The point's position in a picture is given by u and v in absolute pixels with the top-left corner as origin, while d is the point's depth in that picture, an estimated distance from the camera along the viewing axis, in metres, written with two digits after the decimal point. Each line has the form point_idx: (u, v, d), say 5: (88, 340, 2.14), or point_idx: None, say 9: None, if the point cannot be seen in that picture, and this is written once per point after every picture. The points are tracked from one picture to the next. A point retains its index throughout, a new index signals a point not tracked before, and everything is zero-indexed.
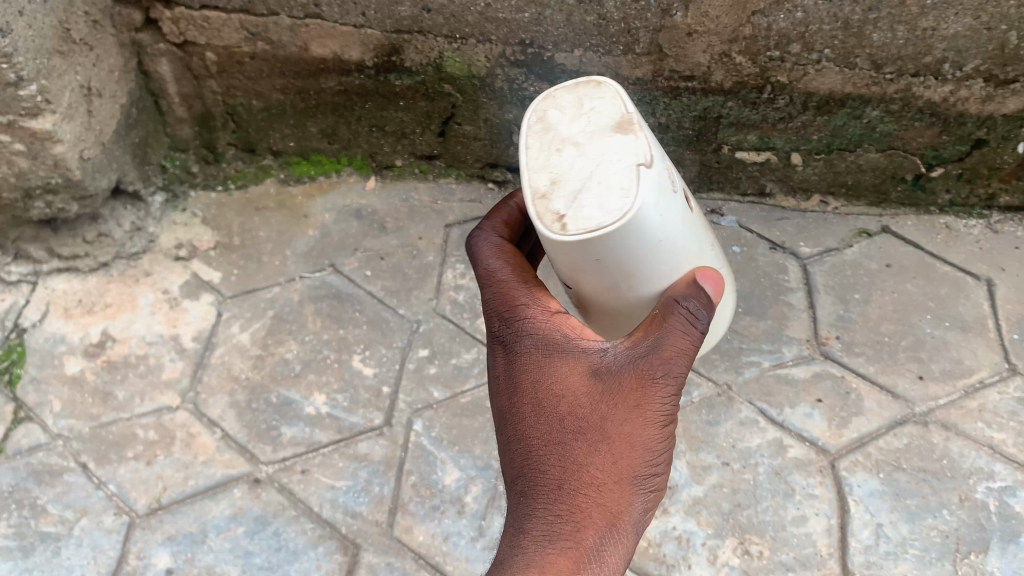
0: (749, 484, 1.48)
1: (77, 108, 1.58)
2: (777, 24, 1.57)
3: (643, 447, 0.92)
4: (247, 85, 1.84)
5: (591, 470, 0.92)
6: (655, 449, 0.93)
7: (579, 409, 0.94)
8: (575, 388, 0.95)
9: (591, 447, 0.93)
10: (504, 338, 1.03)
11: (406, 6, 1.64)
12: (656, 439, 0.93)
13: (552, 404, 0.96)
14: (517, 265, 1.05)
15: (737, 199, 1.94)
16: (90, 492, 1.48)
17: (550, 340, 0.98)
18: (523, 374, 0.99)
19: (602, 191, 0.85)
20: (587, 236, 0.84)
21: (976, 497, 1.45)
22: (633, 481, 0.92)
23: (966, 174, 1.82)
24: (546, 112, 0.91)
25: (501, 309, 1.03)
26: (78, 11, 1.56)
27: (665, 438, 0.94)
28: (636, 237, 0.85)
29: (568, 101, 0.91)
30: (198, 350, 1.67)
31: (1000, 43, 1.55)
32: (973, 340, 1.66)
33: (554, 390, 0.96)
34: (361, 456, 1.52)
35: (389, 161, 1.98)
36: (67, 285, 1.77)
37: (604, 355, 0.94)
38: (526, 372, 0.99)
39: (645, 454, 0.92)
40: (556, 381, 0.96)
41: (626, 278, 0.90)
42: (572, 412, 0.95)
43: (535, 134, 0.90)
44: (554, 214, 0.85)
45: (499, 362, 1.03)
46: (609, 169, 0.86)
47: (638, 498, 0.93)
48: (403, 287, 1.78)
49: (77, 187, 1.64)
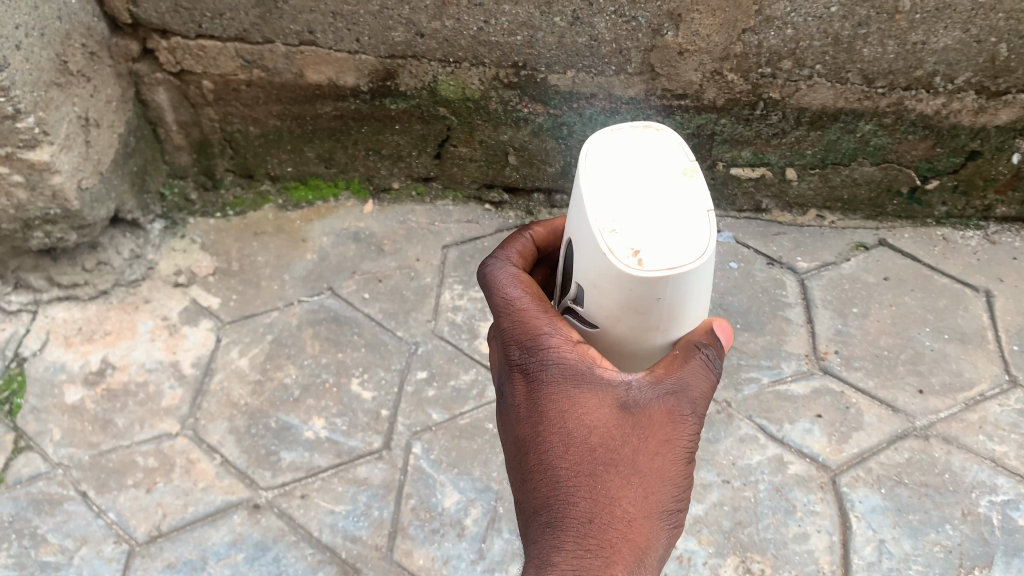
0: (750, 501, 1.47)
1: (75, 139, 1.60)
2: (768, 42, 1.58)
3: (671, 484, 0.88)
4: (244, 112, 1.86)
5: (623, 504, 0.86)
6: (680, 485, 0.89)
7: (610, 438, 0.88)
8: (606, 416, 0.88)
9: (622, 480, 0.86)
10: (524, 365, 0.94)
11: (400, 31, 1.65)
12: (682, 476, 0.89)
13: (580, 433, 0.88)
14: (536, 290, 0.98)
15: (733, 215, 1.94)
16: (90, 520, 1.47)
17: (576, 367, 0.90)
18: (548, 404, 0.91)
19: (676, 226, 0.81)
20: (665, 272, 0.80)
21: (979, 511, 1.44)
22: (661, 517, 0.87)
23: (961, 186, 1.82)
24: (604, 145, 0.86)
25: (521, 336, 0.94)
26: (75, 43, 1.58)
27: (688, 475, 0.90)
28: (704, 277, 0.82)
29: (627, 135, 0.87)
30: (198, 376, 1.67)
31: (990, 56, 1.57)
32: (973, 352, 1.66)
33: (582, 418, 0.89)
34: (360, 479, 1.52)
35: (387, 184, 2.00)
36: (67, 313, 1.78)
37: (635, 386, 0.89)
38: (552, 401, 0.91)
39: (672, 491, 0.88)
40: (584, 410, 0.89)
41: (672, 320, 0.87)
42: (602, 443, 0.88)
43: (591, 167, 0.85)
44: (628, 250, 0.80)
45: (518, 390, 0.95)
46: (682, 205, 0.82)
47: (664, 536, 0.88)
48: (401, 308, 1.79)
49: (76, 217, 1.66)
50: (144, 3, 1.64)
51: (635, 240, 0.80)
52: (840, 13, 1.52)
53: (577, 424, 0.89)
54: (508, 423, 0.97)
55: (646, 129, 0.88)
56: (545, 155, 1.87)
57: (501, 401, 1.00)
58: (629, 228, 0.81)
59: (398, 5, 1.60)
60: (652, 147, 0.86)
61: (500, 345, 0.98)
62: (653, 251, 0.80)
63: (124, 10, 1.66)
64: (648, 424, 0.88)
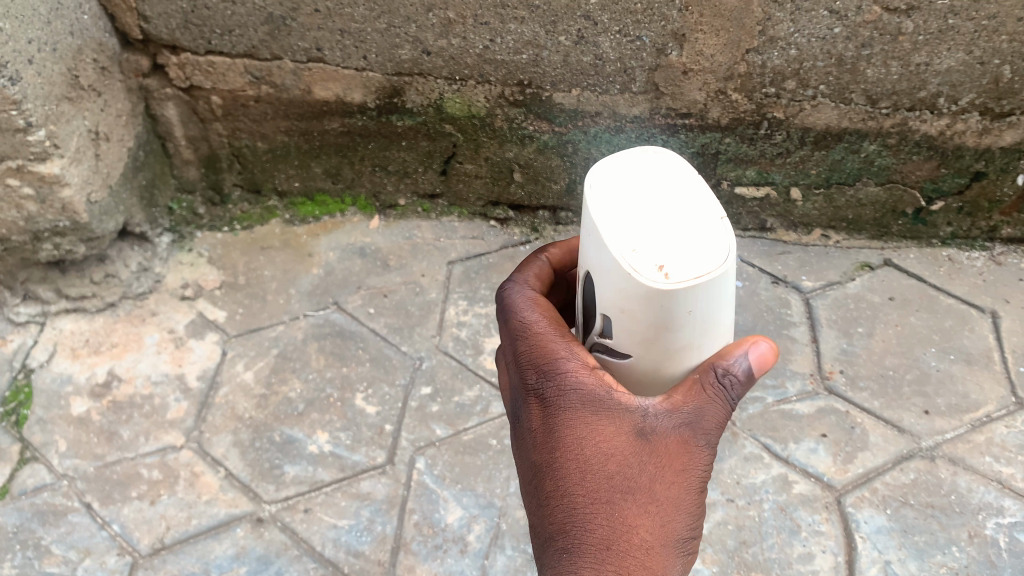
0: (754, 521, 1.46)
1: (85, 152, 1.62)
2: (771, 62, 1.59)
3: (687, 511, 0.88)
4: (252, 127, 1.88)
5: (638, 530, 0.86)
6: (693, 511, 0.89)
7: (626, 466, 0.87)
8: (622, 444, 0.88)
9: (638, 508, 0.87)
10: (541, 390, 0.93)
11: (407, 49, 1.67)
12: (698, 503, 0.89)
13: (597, 461, 0.88)
14: (554, 312, 0.98)
15: (738, 234, 1.94)
16: (94, 532, 1.47)
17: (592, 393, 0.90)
18: (565, 429, 0.91)
19: (696, 237, 0.80)
20: (694, 282, 0.79)
21: (986, 533, 1.42)
22: (676, 544, 0.87)
23: (966, 207, 1.82)
24: (605, 174, 0.86)
25: (539, 360, 0.94)
26: (87, 58, 1.61)
27: (702, 501, 0.90)
28: (730, 282, 0.82)
29: (626, 162, 0.87)
30: (202, 390, 1.68)
31: (994, 77, 1.57)
32: (979, 372, 1.65)
33: (598, 445, 0.89)
34: (363, 494, 1.52)
35: (392, 201, 2.02)
36: (74, 325, 1.79)
37: (653, 414, 0.88)
38: (569, 427, 0.90)
39: (685, 517, 0.88)
40: (600, 437, 0.89)
41: (704, 335, 0.86)
42: (619, 470, 0.87)
43: (599, 195, 0.84)
44: (653, 268, 0.79)
45: (535, 415, 0.94)
46: (695, 215, 0.82)
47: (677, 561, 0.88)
48: (406, 324, 1.80)
49: (85, 229, 1.67)
50: (156, 19, 1.67)
51: (658, 254, 0.80)
52: (844, 34, 1.53)
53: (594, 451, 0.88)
54: (524, 445, 0.97)
55: (644, 153, 0.88)
56: (550, 173, 1.88)
57: (515, 420, 0.99)
58: (652, 243, 0.80)
59: (405, 23, 1.62)
60: (655, 167, 0.86)
61: (516, 366, 0.97)
62: (678, 263, 0.79)
63: (135, 26, 1.68)
64: (664, 453, 0.87)
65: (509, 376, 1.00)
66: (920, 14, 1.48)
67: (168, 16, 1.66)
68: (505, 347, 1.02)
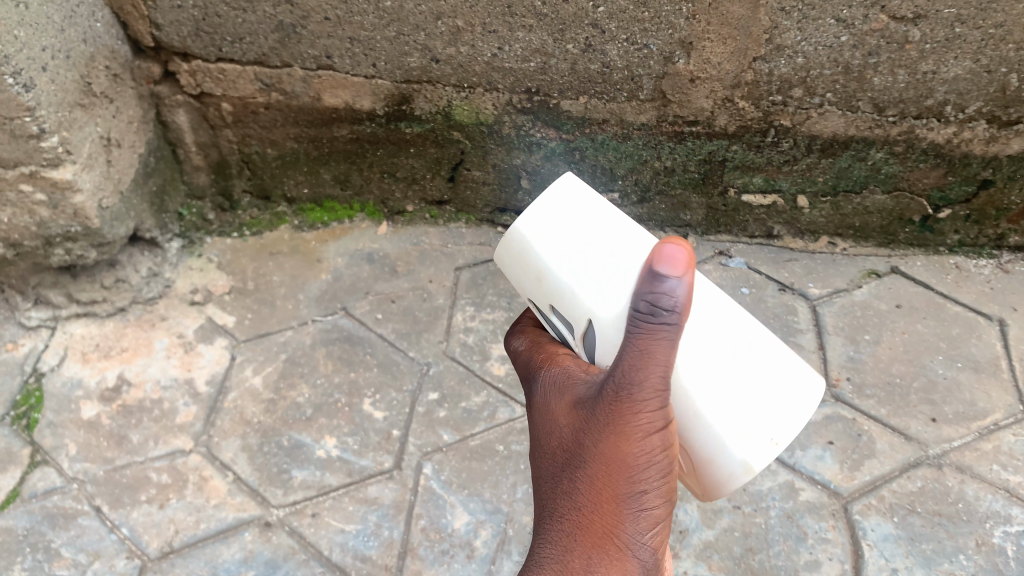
0: (761, 528, 1.46)
1: (97, 158, 1.63)
2: (778, 70, 1.60)
3: (624, 467, 0.84)
4: (262, 134, 1.89)
5: (576, 493, 0.87)
6: (642, 466, 0.84)
7: (565, 437, 0.91)
8: (561, 413, 0.92)
9: (574, 471, 0.88)
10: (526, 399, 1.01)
11: (416, 57, 1.68)
12: (637, 458, 0.83)
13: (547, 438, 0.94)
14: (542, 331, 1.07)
15: (744, 241, 1.95)
16: (103, 535, 1.48)
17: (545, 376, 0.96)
18: (533, 425, 0.97)
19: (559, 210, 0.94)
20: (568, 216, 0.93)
21: (993, 542, 1.42)
22: (620, 502, 0.85)
23: (973, 215, 1.82)
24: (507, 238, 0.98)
25: (523, 376, 1.02)
26: (99, 65, 1.62)
27: (656, 455, 0.83)
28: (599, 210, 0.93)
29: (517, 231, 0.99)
30: (211, 394, 1.69)
31: (1001, 86, 1.57)
32: (986, 380, 1.65)
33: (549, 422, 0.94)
34: (371, 499, 1.52)
35: (400, 207, 2.03)
36: (85, 330, 1.81)
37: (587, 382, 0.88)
38: (535, 422, 0.97)
39: (631, 472, 0.84)
40: (547, 414, 0.94)
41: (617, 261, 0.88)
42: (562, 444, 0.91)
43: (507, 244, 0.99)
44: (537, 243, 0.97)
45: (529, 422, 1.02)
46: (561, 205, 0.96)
47: (631, 520, 0.86)
48: (414, 329, 1.80)
49: (96, 235, 1.69)
50: (167, 27, 1.68)
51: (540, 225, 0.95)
52: (851, 43, 1.53)
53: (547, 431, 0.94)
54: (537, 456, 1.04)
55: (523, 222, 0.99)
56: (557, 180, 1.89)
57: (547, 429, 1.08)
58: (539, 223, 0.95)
59: (414, 31, 1.63)
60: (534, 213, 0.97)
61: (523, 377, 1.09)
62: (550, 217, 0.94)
63: (147, 34, 1.70)
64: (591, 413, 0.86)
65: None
66: (927, 22, 1.48)
67: (179, 24, 1.67)
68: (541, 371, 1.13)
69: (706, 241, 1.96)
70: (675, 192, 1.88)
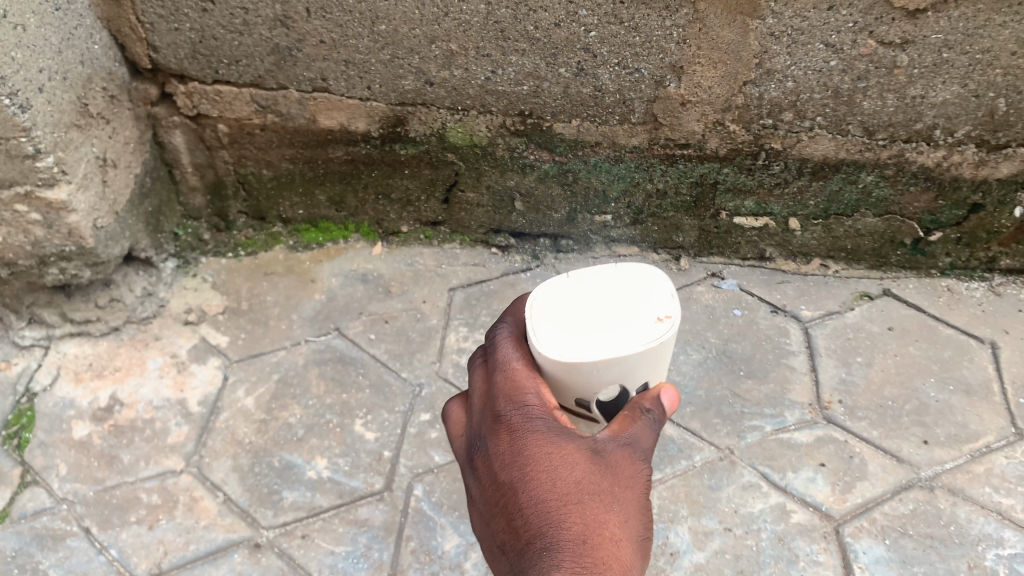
0: (752, 550, 1.43)
1: (93, 178, 1.64)
2: (768, 94, 1.62)
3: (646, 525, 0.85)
4: (258, 155, 1.91)
5: (608, 530, 0.80)
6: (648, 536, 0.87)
7: (598, 486, 0.83)
8: (584, 462, 0.84)
9: (615, 522, 0.81)
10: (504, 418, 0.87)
11: (410, 80, 1.70)
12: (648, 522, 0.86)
13: (502, 468, 0.86)
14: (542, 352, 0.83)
15: (737, 263, 1.97)
16: (92, 556, 1.47)
17: (520, 395, 0.87)
18: (546, 470, 0.83)
19: None
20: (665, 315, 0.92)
21: (986, 564, 1.40)
22: (645, 551, 0.83)
23: (964, 238, 1.84)
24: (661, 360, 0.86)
25: (524, 419, 0.86)
26: (96, 86, 1.64)
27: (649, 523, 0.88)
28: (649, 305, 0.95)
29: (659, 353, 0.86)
30: (204, 414, 1.69)
31: (989, 110, 1.59)
32: (978, 403, 1.64)
33: (555, 460, 0.84)
34: (361, 521, 1.51)
35: (395, 228, 2.05)
36: (78, 349, 1.81)
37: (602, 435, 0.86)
38: (541, 460, 0.84)
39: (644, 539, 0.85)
40: (518, 446, 0.86)
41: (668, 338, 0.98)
42: (592, 490, 0.82)
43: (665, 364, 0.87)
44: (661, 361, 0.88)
45: (534, 479, 0.83)
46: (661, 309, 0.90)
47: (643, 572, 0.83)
48: (406, 349, 1.81)
49: (91, 254, 1.69)
50: (164, 50, 1.70)
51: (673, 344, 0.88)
52: (840, 67, 1.55)
53: (487, 456, 0.89)
54: (526, 511, 0.82)
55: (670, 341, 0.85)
56: (550, 202, 1.91)
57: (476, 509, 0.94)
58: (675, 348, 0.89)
59: (408, 55, 1.65)
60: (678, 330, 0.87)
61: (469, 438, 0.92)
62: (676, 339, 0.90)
63: (145, 56, 1.72)
64: (623, 463, 0.84)
65: (462, 446, 0.96)
66: (914, 47, 1.50)
67: (176, 46, 1.69)
68: (471, 360, 0.97)
69: (698, 263, 1.98)
70: (667, 215, 1.90)
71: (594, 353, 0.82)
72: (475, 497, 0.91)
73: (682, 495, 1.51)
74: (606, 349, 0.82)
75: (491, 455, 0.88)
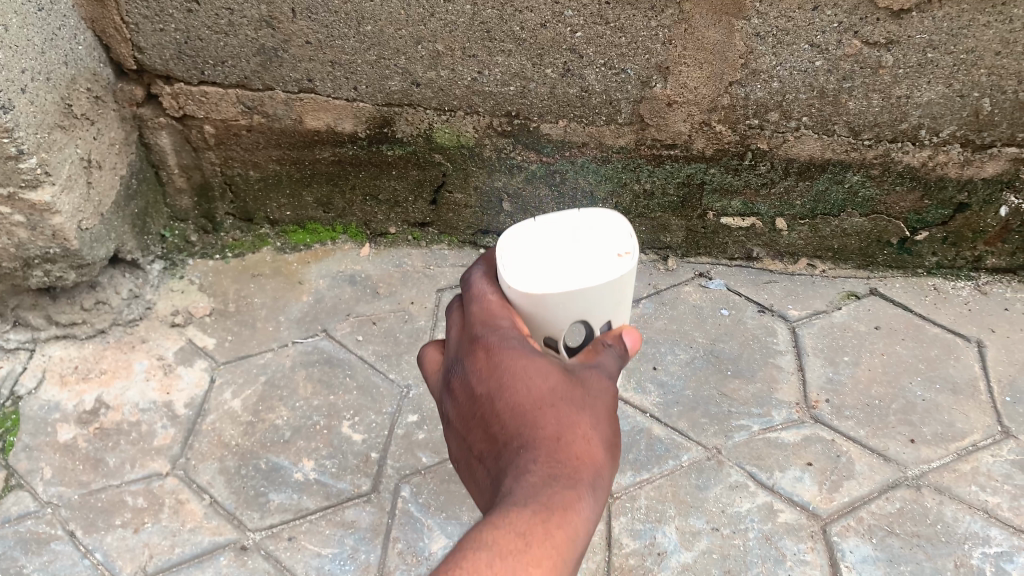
0: (739, 550, 1.43)
1: (77, 180, 1.63)
2: (754, 94, 1.62)
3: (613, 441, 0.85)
4: (245, 156, 1.90)
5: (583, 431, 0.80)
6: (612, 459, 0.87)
7: (571, 395, 0.82)
8: (558, 373, 0.83)
9: (588, 426, 0.80)
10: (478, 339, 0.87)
11: (396, 80, 1.70)
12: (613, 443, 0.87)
13: (476, 381, 0.85)
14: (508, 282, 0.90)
15: (724, 263, 1.98)
16: (76, 560, 1.45)
17: (493, 319, 0.89)
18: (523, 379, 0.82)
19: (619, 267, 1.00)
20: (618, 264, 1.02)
21: (973, 563, 1.39)
22: (617, 461, 0.82)
23: (950, 237, 1.85)
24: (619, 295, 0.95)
25: (496, 338, 0.86)
26: (80, 87, 1.63)
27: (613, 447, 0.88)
28: None
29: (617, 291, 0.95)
30: (190, 417, 1.68)
31: (974, 110, 1.60)
32: (965, 402, 1.65)
33: (530, 369, 0.83)
34: (348, 523, 1.50)
35: (383, 229, 2.05)
36: (64, 352, 1.80)
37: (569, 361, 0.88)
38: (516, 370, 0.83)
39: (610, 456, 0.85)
40: (493, 359, 0.84)
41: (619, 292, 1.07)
42: (567, 396, 0.81)
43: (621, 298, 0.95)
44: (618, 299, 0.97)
45: (508, 387, 0.82)
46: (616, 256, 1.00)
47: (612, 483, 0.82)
48: (394, 351, 1.80)
49: (75, 256, 1.68)
50: (149, 50, 1.69)
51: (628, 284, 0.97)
52: (825, 67, 1.56)
53: (462, 377, 0.87)
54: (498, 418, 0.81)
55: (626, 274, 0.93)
56: (538, 203, 1.91)
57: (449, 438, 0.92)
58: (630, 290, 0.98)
59: (394, 55, 1.65)
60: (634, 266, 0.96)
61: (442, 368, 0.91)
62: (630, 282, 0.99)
63: (130, 57, 1.71)
64: (592, 380, 0.85)
65: (436, 380, 0.95)
66: (899, 48, 1.51)
67: (162, 47, 1.68)
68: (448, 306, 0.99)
69: (686, 263, 1.99)
70: (655, 215, 1.91)
71: (560, 284, 0.89)
72: (449, 422, 0.89)
73: (669, 495, 1.51)
74: (572, 281, 0.90)
75: (465, 373, 0.87)
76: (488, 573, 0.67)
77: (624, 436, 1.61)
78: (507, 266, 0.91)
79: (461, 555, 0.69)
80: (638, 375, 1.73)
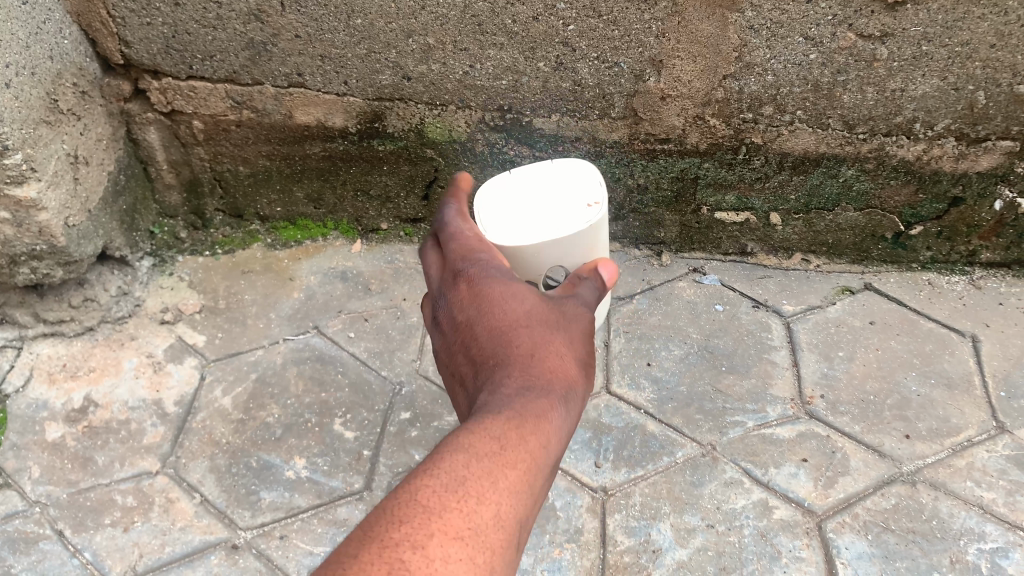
0: (735, 547, 1.42)
1: (64, 176, 1.61)
2: (748, 88, 1.61)
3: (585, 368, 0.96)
4: (234, 152, 1.88)
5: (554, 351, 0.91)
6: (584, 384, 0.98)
7: (545, 320, 0.94)
8: (534, 302, 0.95)
9: (559, 347, 0.92)
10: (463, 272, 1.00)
11: (387, 74, 1.68)
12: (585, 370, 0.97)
13: (459, 309, 0.97)
14: (493, 239, 1.07)
15: (718, 258, 1.97)
16: (65, 560, 1.43)
17: (472, 254, 1.02)
18: (502, 305, 0.94)
19: None
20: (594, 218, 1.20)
21: (968, 559, 1.38)
22: (586, 380, 0.93)
23: (945, 231, 1.84)
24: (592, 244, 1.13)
25: (477, 270, 0.99)
26: (66, 82, 1.61)
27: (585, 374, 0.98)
28: None
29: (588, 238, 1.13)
30: (180, 415, 1.67)
31: (969, 103, 1.59)
32: (960, 397, 1.64)
33: (508, 297, 0.95)
34: (340, 521, 1.48)
35: (375, 225, 2.03)
36: (52, 350, 1.78)
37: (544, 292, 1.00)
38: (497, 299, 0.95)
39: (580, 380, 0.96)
40: (475, 287, 0.97)
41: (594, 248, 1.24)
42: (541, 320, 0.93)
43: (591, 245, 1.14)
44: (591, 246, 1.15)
45: (489, 311, 0.94)
46: None
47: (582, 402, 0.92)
48: (386, 347, 1.79)
49: (62, 253, 1.66)
50: (136, 45, 1.67)
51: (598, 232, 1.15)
52: (819, 60, 1.54)
53: (447, 308, 1.00)
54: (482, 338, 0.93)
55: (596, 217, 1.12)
56: None
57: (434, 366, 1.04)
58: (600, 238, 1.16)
59: (385, 49, 1.63)
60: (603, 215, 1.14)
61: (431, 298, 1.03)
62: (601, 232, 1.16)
63: (117, 51, 1.68)
64: (567, 312, 0.97)
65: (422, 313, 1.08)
66: (894, 40, 1.49)
67: (149, 41, 1.66)
68: (423, 249, 1.12)
69: (680, 258, 1.98)
70: (649, 210, 1.90)
71: (538, 233, 1.07)
72: (437, 348, 1.01)
73: (664, 492, 1.50)
74: (549, 229, 1.07)
75: (451, 301, 0.99)
76: (467, 471, 0.74)
77: (618, 433, 1.60)
78: (487, 221, 1.09)
79: (443, 454, 0.76)
80: (632, 371, 1.72)
